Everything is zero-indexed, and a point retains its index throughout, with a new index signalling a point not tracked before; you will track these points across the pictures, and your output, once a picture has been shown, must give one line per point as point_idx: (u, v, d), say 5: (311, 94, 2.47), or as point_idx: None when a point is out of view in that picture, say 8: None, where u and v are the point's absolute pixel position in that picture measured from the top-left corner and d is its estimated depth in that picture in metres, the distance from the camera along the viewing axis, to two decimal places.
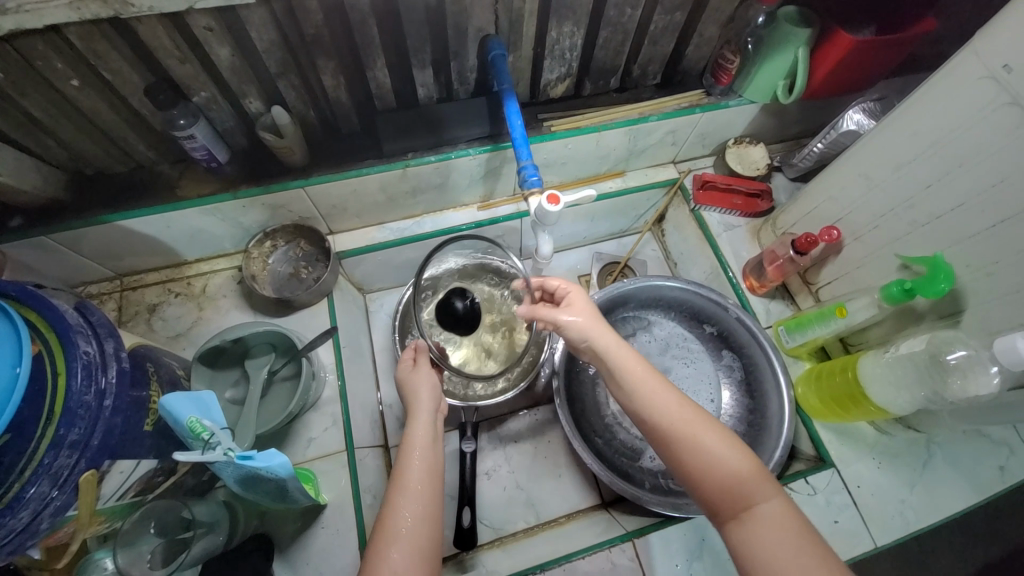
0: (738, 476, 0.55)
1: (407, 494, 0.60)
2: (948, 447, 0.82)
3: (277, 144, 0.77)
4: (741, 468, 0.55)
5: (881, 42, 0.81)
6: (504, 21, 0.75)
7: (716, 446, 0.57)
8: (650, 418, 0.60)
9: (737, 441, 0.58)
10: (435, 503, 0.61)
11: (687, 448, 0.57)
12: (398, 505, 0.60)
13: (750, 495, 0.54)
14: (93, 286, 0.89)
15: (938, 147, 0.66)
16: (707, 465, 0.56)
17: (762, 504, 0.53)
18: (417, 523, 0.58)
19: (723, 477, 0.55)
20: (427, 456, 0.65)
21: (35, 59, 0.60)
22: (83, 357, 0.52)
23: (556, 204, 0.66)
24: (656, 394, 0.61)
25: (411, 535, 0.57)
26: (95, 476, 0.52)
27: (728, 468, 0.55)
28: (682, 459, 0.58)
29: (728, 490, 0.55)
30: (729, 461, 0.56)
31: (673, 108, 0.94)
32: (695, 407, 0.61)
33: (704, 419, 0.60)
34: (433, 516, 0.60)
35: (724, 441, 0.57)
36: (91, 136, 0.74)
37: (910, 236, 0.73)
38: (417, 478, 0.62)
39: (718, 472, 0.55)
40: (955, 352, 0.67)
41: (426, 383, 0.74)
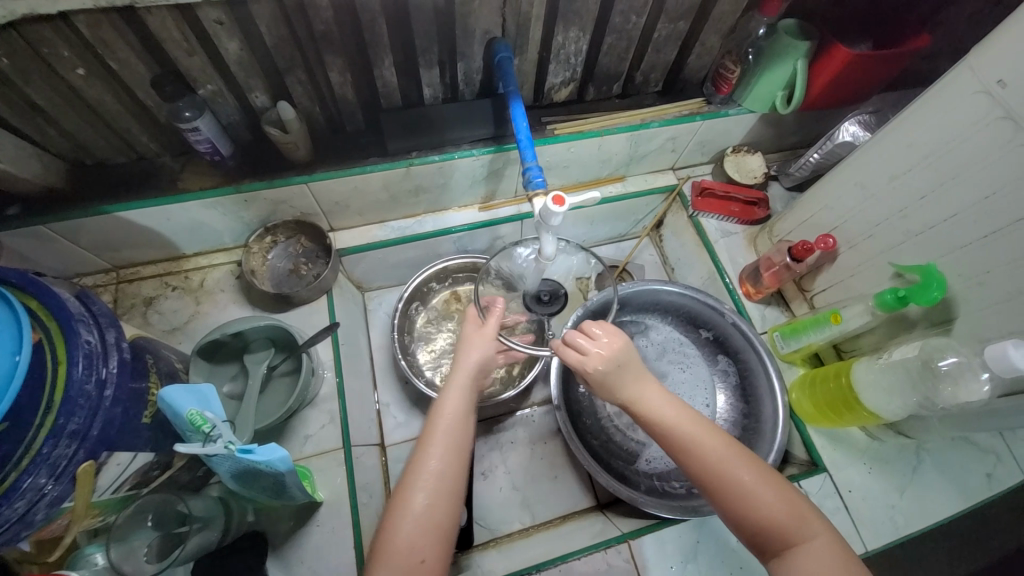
0: (786, 518, 0.55)
1: (433, 449, 0.62)
2: (937, 453, 0.84)
3: (282, 139, 0.77)
4: (789, 510, 0.56)
5: (878, 56, 0.83)
6: (511, 24, 0.76)
7: (763, 490, 0.56)
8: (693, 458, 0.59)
9: (778, 480, 0.58)
10: (459, 458, 0.63)
11: (735, 492, 0.57)
12: (425, 453, 0.62)
13: (797, 537, 0.55)
14: (88, 277, 0.88)
15: (932, 159, 0.68)
16: (751, 505, 0.56)
17: (811, 543, 0.54)
18: (442, 474, 0.61)
19: (772, 521, 0.55)
20: (459, 420, 0.65)
21: (42, 46, 0.60)
22: (84, 347, 0.51)
23: (561, 205, 0.65)
24: (700, 439, 0.60)
25: (435, 483, 0.60)
26: (93, 468, 0.52)
27: (775, 512, 0.55)
28: (728, 504, 0.57)
29: (776, 532, 0.55)
30: (778, 504, 0.56)
31: (674, 114, 0.95)
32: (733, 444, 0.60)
33: (742, 457, 0.59)
34: (457, 471, 0.62)
35: (770, 484, 0.57)
36: (94, 126, 0.73)
37: (903, 246, 0.75)
38: (446, 433, 0.63)
39: (767, 516, 0.56)
40: (946, 359, 0.68)
41: (478, 345, 0.71)
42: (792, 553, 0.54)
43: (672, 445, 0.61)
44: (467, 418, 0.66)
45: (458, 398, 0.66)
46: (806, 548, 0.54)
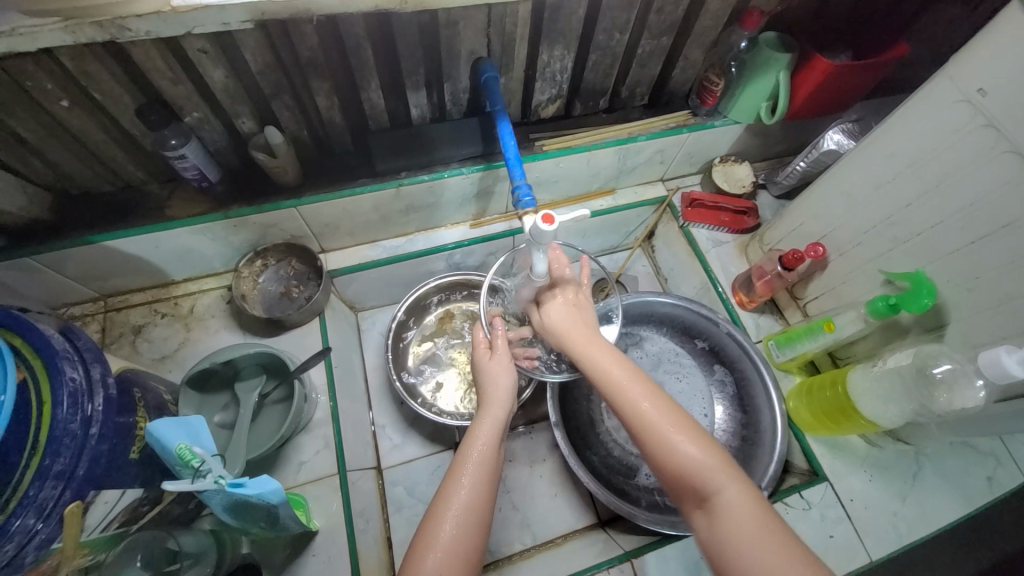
0: (704, 468, 0.55)
1: (459, 475, 0.63)
2: (936, 459, 0.83)
3: (270, 164, 0.77)
4: (707, 460, 0.55)
5: (858, 66, 0.84)
6: (496, 44, 0.76)
7: (684, 443, 0.57)
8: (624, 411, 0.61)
9: (703, 436, 0.58)
10: (488, 490, 0.63)
11: (660, 446, 0.58)
12: (456, 480, 0.62)
13: (713, 488, 0.54)
14: (75, 307, 0.87)
15: (917, 168, 0.69)
16: (671, 457, 0.57)
17: (730, 495, 0.53)
18: (472, 503, 0.61)
19: (692, 473, 0.55)
20: (491, 449, 0.66)
21: (24, 80, 0.60)
22: (68, 384, 0.51)
23: (551, 223, 0.64)
24: (631, 396, 0.61)
25: (464, 511, 0.60)
26: (80, 507, 0.49)
27: (694, 462, 0.56)
28: (652, 457, 0.58)
29: (695, 482, 0.55)
30: (699, 456, 0.56)
31: (661, 128, 0.96)
32: (668, 404, 0.61)
33: (673, 416, 0.60)
34: (485, 502, 0.62)
35: (694, 439, 0.57)
36: (79, 156, 0.73)
37: (892, 253, 0.76)
38: (479, 461, 0.64)
39: (686, 468, 0.56)
40: (941, 365, 0.68)
41: (504, 373, 0.74)
42: (713, 505, 0.53)
43: (609, 401, 0.64)
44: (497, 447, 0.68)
45: (492, 428, 0.67)
46: (723, 498, 0.53)
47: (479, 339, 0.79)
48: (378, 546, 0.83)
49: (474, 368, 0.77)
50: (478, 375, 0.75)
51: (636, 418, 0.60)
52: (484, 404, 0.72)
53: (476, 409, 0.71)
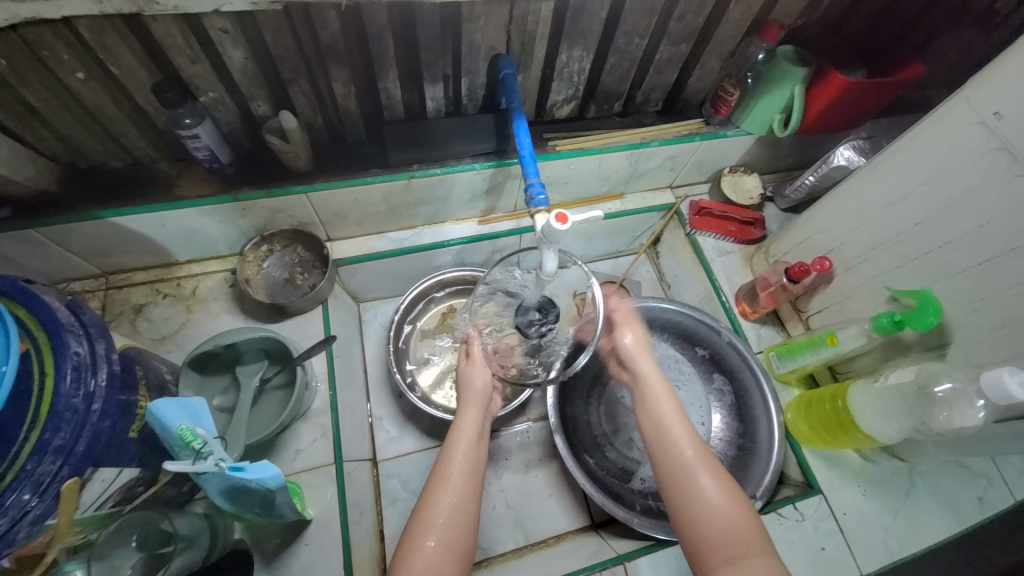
0: (733, 522, 0.57)
1: (450, 483, 0.65)
2: (930, 476, 0.84)
3: (282, 148, 0.76)
4: (739, 515, 0.58)
5: (871, 85, 0.85)
6: (516, 42, 0.76)
7: (715, 491, 0.60)
8: (667, 449, 0.64)
9: (735, 492, 0.61)
10: (472, 485, 0.66)
11: (693, 489, 0.61)
12: (446, 470, 0.67)
13: (743, 546, 0.55)
14: (76, 283, 0.86)
15: (928, 188, 0.70)
16: (702, 503, 0.59)
17: (755, 558, 0.55)
18: (459, 497, 0.64)
19: (722, 527, 0.57)
20: (474, 442, 0.70)
21: (42, 50, 0.59)
22: (72, 358, 0.50)
23: (564, 222, 0.64)
24: (675, 431, 0.65)
25: (455, 500, 0.64)
26: (78, 484, 0.49)
27: (725, 515, 0.58)
28: (682, 499, 0.61)
29: (724, 536, 0.57)
30: (727, 509, 0.59)
31: (674, 134, 0.96)
32: (710, 456, 0.64)
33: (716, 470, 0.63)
34: (471, 497, 0.65)
35: (727, 490, 0.60)
36: (90, 130, 0.72)
37: (899, 270, 0.76)
38: (466, 454, 0.68)
39: (718, 519, 0.58)
40: (942, 384, 0.68)
41: (481, 374, 0.79)
42: (737, 564, 0.54)
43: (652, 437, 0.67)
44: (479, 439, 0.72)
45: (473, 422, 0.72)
46: (749, 558, 0.54)
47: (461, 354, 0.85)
48: (370, 539, 0.83)
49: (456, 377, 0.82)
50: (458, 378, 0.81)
51: (677, 461, 0.63)
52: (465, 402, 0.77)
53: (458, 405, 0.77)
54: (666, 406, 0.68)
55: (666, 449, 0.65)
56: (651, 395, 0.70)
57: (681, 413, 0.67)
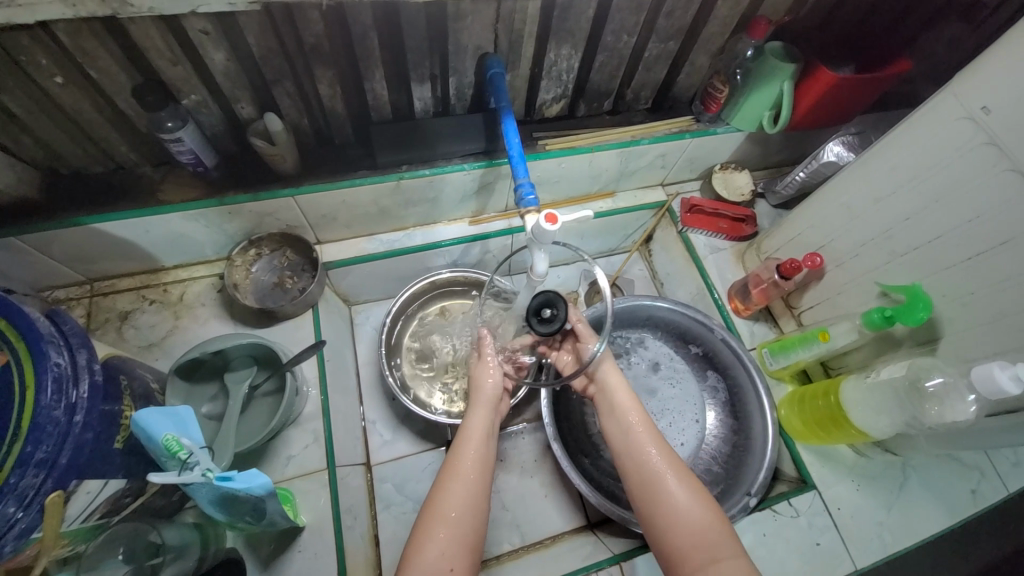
0: (707, 527, 0.60)
1: (460, 478, 0.64)
2: (923, 470, 0.84)
3: (268, 151, 0.75)
4: (713, 521, 0.61)
5: (859, 80, 0.85)
6: (504, 41, 0.76)
7: (686, 497, 0.62)
8: (638, 459, 0.67)
9: (707, 499, 0.63)
10: (482, 483, 0.65)
11: (666, 496, 0.63)
12: (449, 480, 0.65)
13: (718, 550, 0.58)
14: (60, 290, 0.84)
15: (917, 183, 0.70)
16: (675, 511, 0.62)
17: (730, 561, 0.57)
18: (469, 494, 0.64)
19: (696, 531, 0.60)
20: (481, 447, 0.68)
21: (18, 54, 0.58)
22: (53, 369, 0.49)
23: (553, 222, 0.64)
24: (643, 439, 0.68)
25: (458, 508, 0.62)
26: (63, 496, 0.47)
27: (698, 521, 0.60)
28: (656, 507, 0.63)
29: (698, 541, 0.59)
30: (701, 515, 0.61)
31: (665, 132, 0.96)
32: (681, 464, 0.67)
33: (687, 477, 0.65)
34: (481, 495, 0.64)
35: (698, 496, 0.63)
36: (70, 134, 0.71)
37: (889, 265, 0.77)
38: (472, 459, 0.66)
39: (692, 524, 0.60)
40: (933, 379, 0.69)
41: (493, 375, 0.76)
42: (712, 568, 0.57)
43: (623, 449, 0.69)
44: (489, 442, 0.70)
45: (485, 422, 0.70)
46: (724, 562, 0.57)
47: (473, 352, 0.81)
48: (365, 543, 0.82)
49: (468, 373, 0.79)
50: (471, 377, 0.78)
51: (650, 469, 0.65)
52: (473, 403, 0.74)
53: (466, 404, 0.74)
54: (634, 415, 0.71)
55: (637, 459, 0.67)
56: (620, 405, 0.72)
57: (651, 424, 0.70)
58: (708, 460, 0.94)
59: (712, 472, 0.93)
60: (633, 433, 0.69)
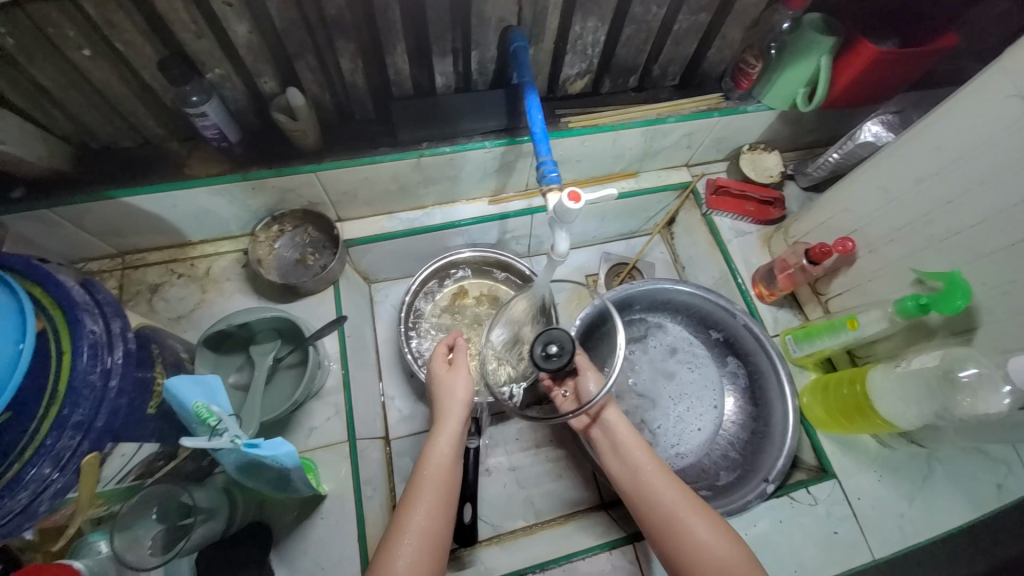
0: (727, 559, 0.60)
1: (425, 508, 0.63)
2: (949, 462, 0.82)
3: (290, 126, 0.75)
4: (733, 554, 0.61)
5: (903, 55, 0.81)
6: (528, 13, 0.74)
7: (706, 531, 0.63)
8: (647, 494, 0.67)
9: (723, 529, 0.63)
10: (443, 517, 0.64)
11: (679, 532, 0.63)
12: (412, 507, 0.63)
13: None
14: (94, 263, 0.87)
15: (960, 163, 0.66)
16: (693, 547, 0.62)
17: None
18: (429, 526, 0.62)
19: (717, 563, 0.60)
20: (445, 470, 0.67)
21: (46, 26, 0.59)
22: (88, 336, 0.51)
23: (577, 201, 0.63)
24: (653, 478, 0.68)
25: (421, 537, 0.61)
26: (97, 459, 0.51)
27: (719, 553, 0.61)
28: (673, 543, 0.63)
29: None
30: (721, 547, 0.61)
31: (692, 110, 0.92)
32: (695, 497, 0.67)
33: (704, 511, 0.65)
34: (442, 528, 0.63)
35: (718, 530, 0.63)
36: (100, 109, 0.72)
37: (926, 251, 0.73)
38: (432, 482, 0.65)
39: (713, 558, 0.61)
40: (967, 369, 0.67)
41: (462, 384, 0.75)
42: None
43: (633, 486, 0.69)
44: (455, 463, 0.69)
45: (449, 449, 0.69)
46: None
47: (438, 351, 0.80)
48: (383, 514, 0.85)
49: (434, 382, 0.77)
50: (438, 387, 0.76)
51: (660, 505, 0.66)
52: (440, 419, 0.72)
53: (433, 422, 0.72)
54: (638, 451, 0.71)
55: (648, 495, 0.67)
56: (628, 440, 0.72)
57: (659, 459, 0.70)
58: (726, 446, 0.93)
59: (729, 458, 0.92)
60: (641, 468, 0.69)
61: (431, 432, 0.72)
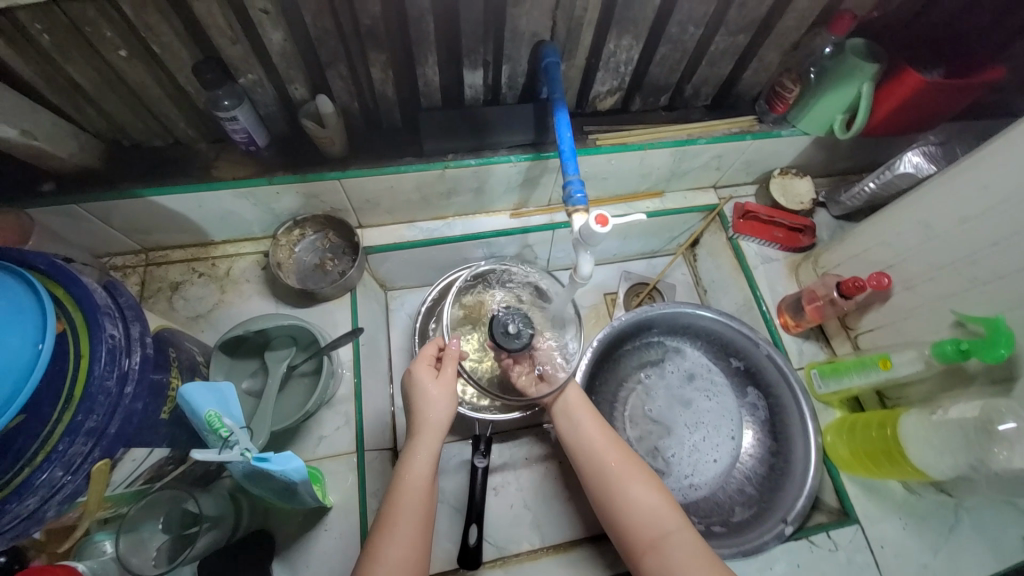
0: (658, 510, 0.68)
1: (398, 534, 0.63)
2: (976, 513, 0.78)
3: (318, 133, 0.75)
4: (664, 506, 0.68)
5: (949, 86, 0.77)
6: (562, 29, 0.73)
7: (643, 487, 0.70)
8: (591, 454, 0.74)
9: (656, 484, 0.71)
10: (418, 541, 0.64)
11: (618, 488, 0.70)
12: (389, 535, 0.62)
13: (669, 530, 0.66)
14: (118, 258, 0.88)
15: (1010, 205, 0.63)
16: (627, 500, 0.69)
17: (678, 538, 0.65)
18: (405, 555, 0.62)
19: (649, 514, 0.67)
20: (422, 491, 0.67)
21: (85, 26, 0.59)
22: (107, 340, 0.50)
23: (605, 225, 0.62)
24: (598, 438, 0.75)
25: (399, 567, 0.61)
26: (108, 465, 0.51)
27: (651, 505, 0.68)
28: (613, 500, 0.70)
29: (653, 526, 0.67)
30: (654, 500, 0.69)
31: (723, 132, 0.90)
32: (634, 457, 0.74)
33: (641, 469, 0.72)
34: (420, 552, 0.63)
35: (652, 484, 0.70)
36: (133, 109, 0.73)
37: (968, 293, 0.70)
38: (412, 508, 0.65)
39: (645, 509, 0.68)
40: (1006, 422, 0.63)
41: (445, 399, 0.73)
42: (665, 546, 0.65)
43: (580, 449, 0.76)
44: (431, 482, 0.69)
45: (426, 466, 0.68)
46: (676, 542, 0.65)
47: (427, 353, 0.76)
48: None
49: (412, 385, 0.74)
50: (416, 395, 0.73)
51: (604, 465, 0.72)
52: (417, 436, 0.71)
53: (409, 439, 0.71)
54: (587, 418, 0.78)
55: (593, 457, 0.74)
56: (575, 407, 0.78)
57: (604, 426, 0.77)
58: (742, 480, 0.90)
59: (745, 493, 0.89)
60: (588, 434, 0.76)
61: (408, 447, 0.71)
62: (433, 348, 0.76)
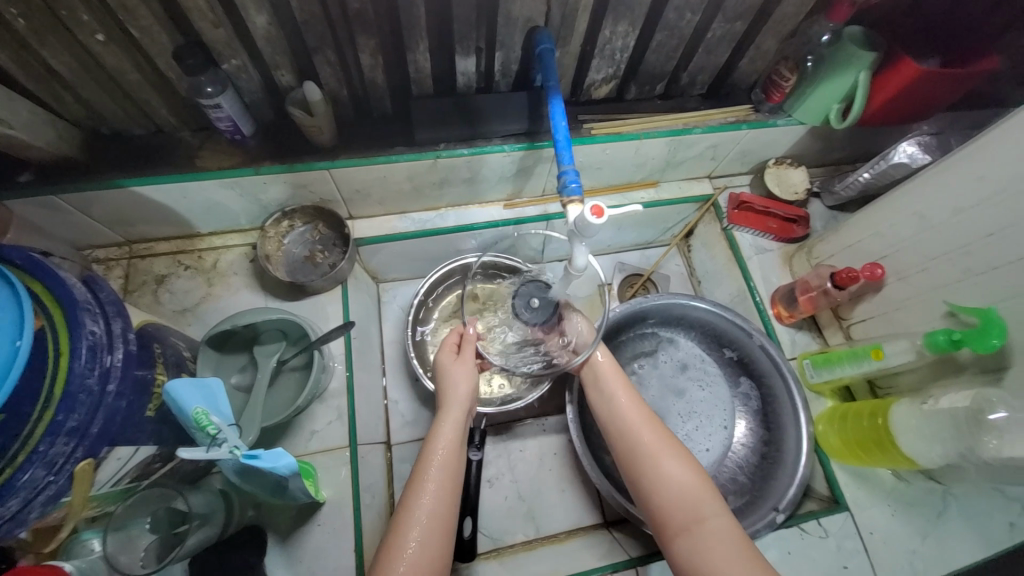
0: (693, 489, 0.65)
1: (430, 489, 0.63)
2: (964, 500, 0.79)
3: (306, 122, 0.73)
4: (699, 486, 0.65)
5: (944, 75, 0.77)
6: (557, 14, 0.71)
7: (679, 465, 0.67)
8: (626, 429, 0.72)
9: (692, 463, 0.68)
10: (450, 498, 0.63)
11: (652, 464, 0.68)
12: (419, 489, 0.63)
13: (703, 512, 0.63)
14: (100, 250, 0.86)
15: (1005, 196, 0.63)
16: (660, 478, 0.66)
17: (712, 521, 0.62)
18: (435, 511, 0.61)
19: (683, 494, 0.65)
20: (451, 453, 0.66)
21: (59, 9, 0.57)
22: (88, 337, 0.49)
23: (599, 216, 0.60)
24: (634, 415, 0.73)
25: (429, 521, 0.60)
26: (91, 465, 0.49)
27: (685, 485, 0.65)
28: (647, 476, 0.67)
29: (687, 506, 0.64)
30: (688, 479, 0.66)
31: (719, 121, 0.89)
32: (670, 435, 0.71)
33: (677, 448, 0.69)
34: (450, 508, 0.63)
35: (688, 464, 0.67)
36: (112, 96, 0.70)
37: (961, 284, 0.70)
38: (441, 464, 0.65)
39: (679, 489, 0.65)
40: (996, 412, 0.64)
41: (465, 377, 0.74)
42: (699, 528, 0.62)
43: (615, 423, 0.74)
44: (461, 445, 0.69)
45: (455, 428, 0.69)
46: (709, 524, 0.62)
47: (448, 341, 0.79)
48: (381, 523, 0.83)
49: (438, 369, 0.77)
50: (441, 374, 0.76)
51: (639, 441, 0.70)
52: (444, 407, 0.72)
53: (437, 409, 0.72)
54: (623, 393, 0.76)
55: (626, 432, 0.72)
56: (612, 381, 0.77)
57: (640, 401, 0.75)
58: (733, 469, 0.91)
59: (737, 482, 0.90)
60: (624, 409, 0.74)
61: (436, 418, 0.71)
62: (454, 335, 0.80)
